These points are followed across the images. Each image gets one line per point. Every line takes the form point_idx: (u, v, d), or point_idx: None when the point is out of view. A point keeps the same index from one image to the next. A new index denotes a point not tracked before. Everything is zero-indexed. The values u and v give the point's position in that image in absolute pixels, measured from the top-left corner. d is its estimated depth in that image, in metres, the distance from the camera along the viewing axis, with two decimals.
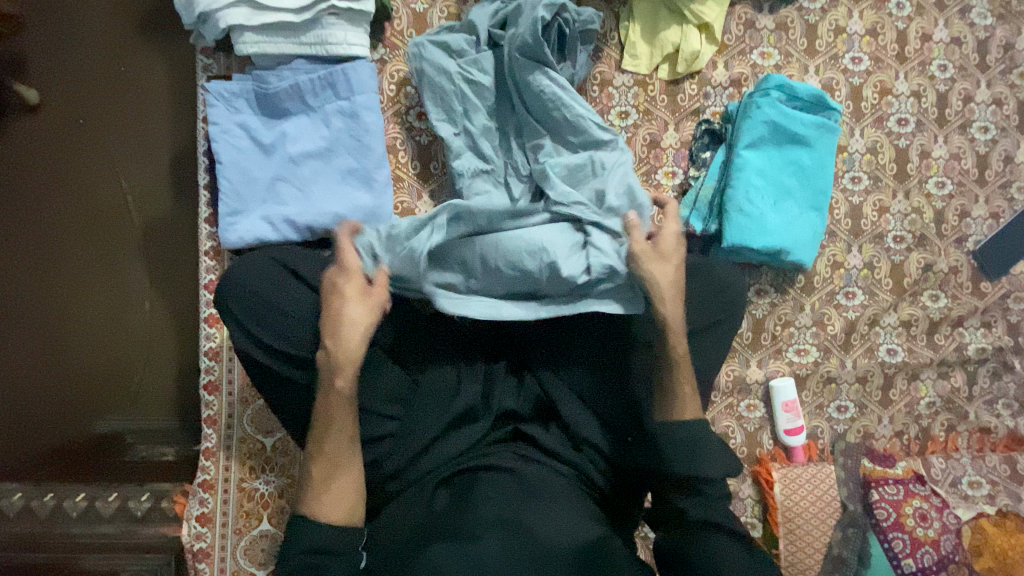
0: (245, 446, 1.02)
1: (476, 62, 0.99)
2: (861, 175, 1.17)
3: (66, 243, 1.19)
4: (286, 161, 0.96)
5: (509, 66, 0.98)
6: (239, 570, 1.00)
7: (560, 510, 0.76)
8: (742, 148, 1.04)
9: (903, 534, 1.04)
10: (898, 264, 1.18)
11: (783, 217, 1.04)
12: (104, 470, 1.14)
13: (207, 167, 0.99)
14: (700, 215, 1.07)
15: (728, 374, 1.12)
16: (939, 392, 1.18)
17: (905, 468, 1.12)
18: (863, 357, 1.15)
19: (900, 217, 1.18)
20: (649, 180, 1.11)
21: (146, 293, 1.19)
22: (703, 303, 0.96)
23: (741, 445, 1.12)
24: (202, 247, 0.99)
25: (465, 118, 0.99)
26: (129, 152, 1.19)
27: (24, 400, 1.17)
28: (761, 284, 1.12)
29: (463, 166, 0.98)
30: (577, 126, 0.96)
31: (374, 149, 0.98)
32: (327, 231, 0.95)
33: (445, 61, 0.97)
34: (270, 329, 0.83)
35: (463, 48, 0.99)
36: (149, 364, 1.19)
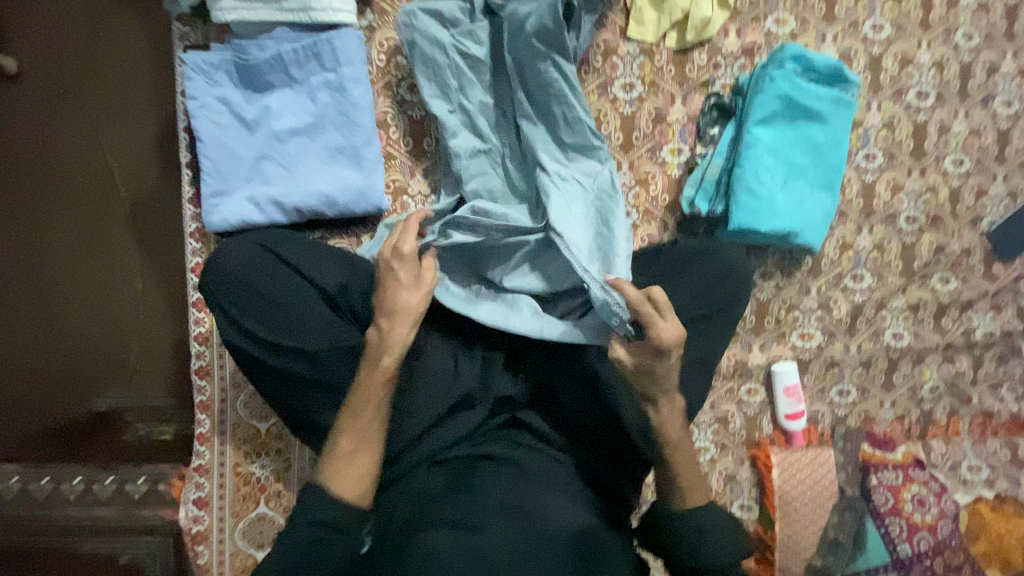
0: (240, 431, 1.01)
1: (471, 33, 0.92)
2: (875, 152, 1.12)
3: (50, 218, 1.14)
4: (270, 139, 0.91)
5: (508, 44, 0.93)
6: (239, 551, 1.01)
7: (559, 499, 0.75)
8: (753, 125, 0.99)
9: (900, 519, 1.04)
10: (910, 245, 1.14)
11: (793, 197, 0.99)
12: (104, 448, 1.12)
13: (189, 145, 0.94)
14: (707, 195, 1.02)
15: (729, 358, 1.10)
16: (943, 376, 1.16)
17: (905, 453, 1.11)
18: (868, 341, 1.13)
19: (913, 196, 1.14)
20: (654, 156, 1.06)
21: (140, 269, 1.14)
22: (707, 290, 0.93)
23: (740, 429, 1.11)
24: (187, 229, 0.96)
25: (460, 94, 0.94)
26: (109, 123, 1.13)
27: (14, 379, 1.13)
28: (767, 266, 1.09)
29: (460, 145, 0.93)
30: (583, 121, 0.93)
31: (363, 125, 0.93)
32: (316, 212, 0.91)
33: (438, 31, 0.91)
34: (261, 318, 0.80)
35: (456, 17, 0.92)
36: (145, 340, 1.14)
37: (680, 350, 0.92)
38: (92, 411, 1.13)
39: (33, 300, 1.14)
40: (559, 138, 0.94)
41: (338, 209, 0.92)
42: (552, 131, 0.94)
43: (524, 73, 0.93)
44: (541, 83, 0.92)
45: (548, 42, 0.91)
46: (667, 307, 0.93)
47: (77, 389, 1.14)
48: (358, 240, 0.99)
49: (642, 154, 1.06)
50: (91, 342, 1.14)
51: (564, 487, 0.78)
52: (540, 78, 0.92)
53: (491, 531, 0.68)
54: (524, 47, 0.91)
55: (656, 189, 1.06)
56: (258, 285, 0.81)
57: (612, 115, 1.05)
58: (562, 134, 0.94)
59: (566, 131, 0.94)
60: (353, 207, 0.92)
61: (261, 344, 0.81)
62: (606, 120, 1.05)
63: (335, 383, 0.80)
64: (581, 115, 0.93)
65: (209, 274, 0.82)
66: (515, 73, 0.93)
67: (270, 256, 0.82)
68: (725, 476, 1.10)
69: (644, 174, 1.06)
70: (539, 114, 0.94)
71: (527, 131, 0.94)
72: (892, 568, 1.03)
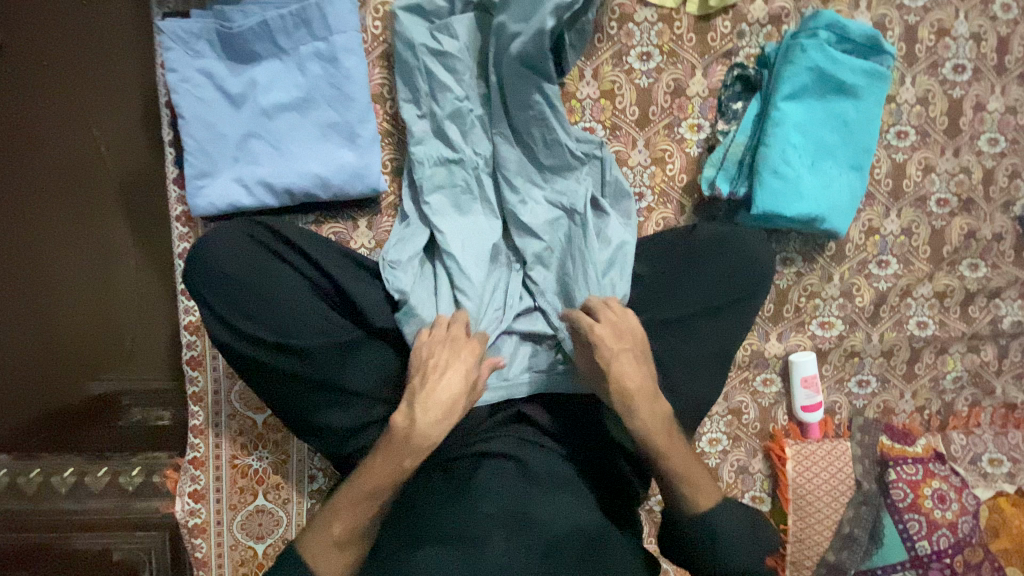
0: (235, 423, 0.97)
1: (449, 30, 0.86)
2: (908, 130, 1.04)
3: (31, 197, 1.07)
4: (257, 115, 0.84)
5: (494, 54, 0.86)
6: (237, 544, 0.98)
7: (564, 506, 0.70)
8: (781, 100, 0.91)
9: (920, 516, 1.00)
10: (939, 230, 1.07)
11: (820, 179, 0.92)
12: (95, 438, 1.08)
13: (171, 122, 0.87)
14: (729, 176, 0.94)
15: (745, 348, 1.05)
16: (967, 366, 1.12)
17: (925, 446, 1.07)
18: (891, 330, 1.08)
19: (946, 177, 1.07)
20: (671, 134, 0.99)
21: (132, 250, 1.09)
22: (724, 279, 0.88)
23: (754, 420, 1.07)
24: (173, 212, 0.90)
25: (430, 99, 0.87)
26: (88, 95, 1.05)
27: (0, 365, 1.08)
28: (788, 252, 1.03)
29: (423, 153, 0.87)
30: (564, 142, 0.87)
31: (358, 100, 0.86)
32: (308, 194, 0.85)
33: (414, 29, 0.86)
34: (254, 316, 0.76)
35: (439, 10, 0.87)
36: (140, 324, 1.10)
37: (697, 344, 0.87)
38: (86, 396, 1.09)
39: (14, 283, 1.08)
40: (537, 158, 0.89)
41: (332, 191, 0.86)
42: (531, 150, 0.88)
43: (504, 87, 0.87)
44: (522, 102, 0.86)
45: (533, 63, 0.84)
46: (684, 298, 0.88)
47: (68, 374, 1.09)
48: (355, 224, 0.93)
49: (658, 131, 0.99)
50: (82, 326, 1.09)
51: (573, 489, 0.73)
52: (521, 96, 0.86)
53: (495, 545, 0.64)
54: (507, 54, 0.85)
55: (673, 168, 1.00)
56: (249, 280, 0.76)
57: (627, 88, 0.97)
58: (540, 154, 0.88)
59: (544, 152, 0.88)
60: (348, 189, 0.86)
61: (251, 341, 0.76)
62: (621, 94, 0.98)
63: (334, 380, 0.78)
64: (561, 137, 0.87)
65: (192, 266, 0.76)
66: (496, 87, 0.87)
67: (262, 249, 0.78)
68: (737, 468, 1.07)
69: (660, 153, 0.99)
70: (517, 130, 0.88)
71: (501, 144, 0.88)
72: (910, 566, 0.99)
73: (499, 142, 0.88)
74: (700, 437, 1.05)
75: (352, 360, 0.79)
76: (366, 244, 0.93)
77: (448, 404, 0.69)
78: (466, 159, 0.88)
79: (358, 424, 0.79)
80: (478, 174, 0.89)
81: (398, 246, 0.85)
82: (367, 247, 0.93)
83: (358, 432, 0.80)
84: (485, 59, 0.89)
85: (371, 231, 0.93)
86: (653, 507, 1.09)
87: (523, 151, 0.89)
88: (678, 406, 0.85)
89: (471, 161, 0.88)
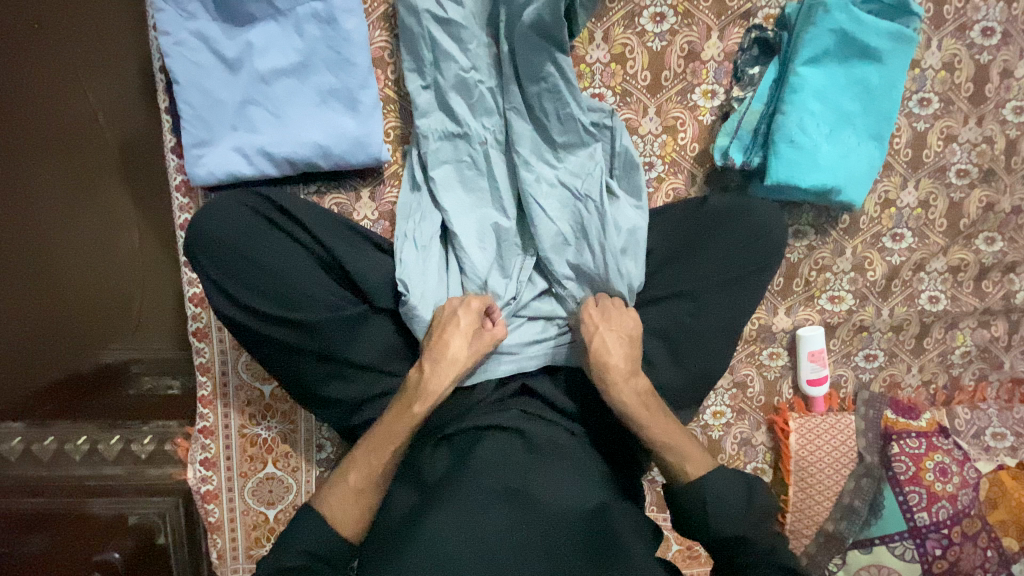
0: (243, 393, 0.98)
1: None
2: (931, 97, 1.00)
3: (28, 164, 1.05)
4: (255, 80, 0.81)
5: (504, 23, 0.82)
6: (249, 509, 1.01)
7: (569, 477, 0.71)
8: (800, 65, 0.87)
9: (920, 488, 1.00)
10: (957, 202, 1.04)
11: (838, 150, 0.89)
12: (107, 405, 1.10)
13: (166, 88, 0.84)
14: (743, 144, 0.91)
15: (753, 322, 1.03)
16: (976, 341, 1.11)
17: (930, 420, 1.07)
18: (902, 304, 1.06)
19: (967, 147, 1.03)
20: (684, 100, 0.95)
21: (133, 220, 1.08)
22: (733, 253, 0.87)
23: (759, 394, 1.07)
24: (173, 181, 0.88)
25: (436, 68, 0.84)
26: (85, 60, 1.02)
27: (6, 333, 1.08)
28: (800, 224, 1.01)
29: (429, 126, 0.85)
30: (576, 116, 0.84)
31: (358, 64, 0.83)
32: (309, 164, 0.83)
33: None
34: (256, 290, 0.76)
35: None
36: (146, 293, 1.10)
37: (704, 318, 0.86)
38: (98, 364, 1.10)
39: (15, 254, 1.06)
40: (548, 134, 0.86)
41: (333, 160, 0.83)
42: (541, 124, 0.85)
43: (513, 57, 0.83)
44: (532, 73, 0.83)
45: (545, 31, 0.81)
46: (693, 273, 0.87)
47: (84, 341, 1.10)
48: (357, 195, 0.91)
49: (670, 97, 0.95)
50: (91, 296, 1.10)
51: (579, 466, 0.73)
52: (531, 68, 0.82)
53: (499, 520, 0.65)
54: (517, 24, 0.81)
55: (685, 137, 0.96)
56: (252, 254, 0.75)
57: (639, 51, 0.93)
58: (551, 129, 0.85)
59: (556, 127, 0.85)
60: (350, 158, 0.84)
61: (255, 314, 0.76)
62: (632, 58, 0.93)
63: (337, 353, 0.78)
64: (573, 110, 0.84)
65: (192, 240, 0.75)
66: (506, 59, 0.83)
67: (262, 222, 0.76)
68: (740, 440, 1.07)
69: (672, 121, 0.96)
70: (527, 103, 0.84)
71: (510, 119, 0.85)
72: (908, 536, 0.99)
73: (508, 116, 0.85)
74: (704, 410, 1.05)
75: (356, 339, 0.79)
76: (369, 215, 0.91)
77: (454, 358, 0.74)
78: (473, 134, 0.85)
79: (366, 397, 0.80)
80: (486, 149, 0.86)
81: (417, 222, 0.85)
82: (370, 219, 0.91)
83: (366, 403, 0.81)
84: (494, 24, 0.84)
85: (374, 202, 0.91)
86: (656, 477, 1.08)
87: (533, 126, 0.86)
88: (683, 378, 0.86)
89: (479, 136, 0.85)
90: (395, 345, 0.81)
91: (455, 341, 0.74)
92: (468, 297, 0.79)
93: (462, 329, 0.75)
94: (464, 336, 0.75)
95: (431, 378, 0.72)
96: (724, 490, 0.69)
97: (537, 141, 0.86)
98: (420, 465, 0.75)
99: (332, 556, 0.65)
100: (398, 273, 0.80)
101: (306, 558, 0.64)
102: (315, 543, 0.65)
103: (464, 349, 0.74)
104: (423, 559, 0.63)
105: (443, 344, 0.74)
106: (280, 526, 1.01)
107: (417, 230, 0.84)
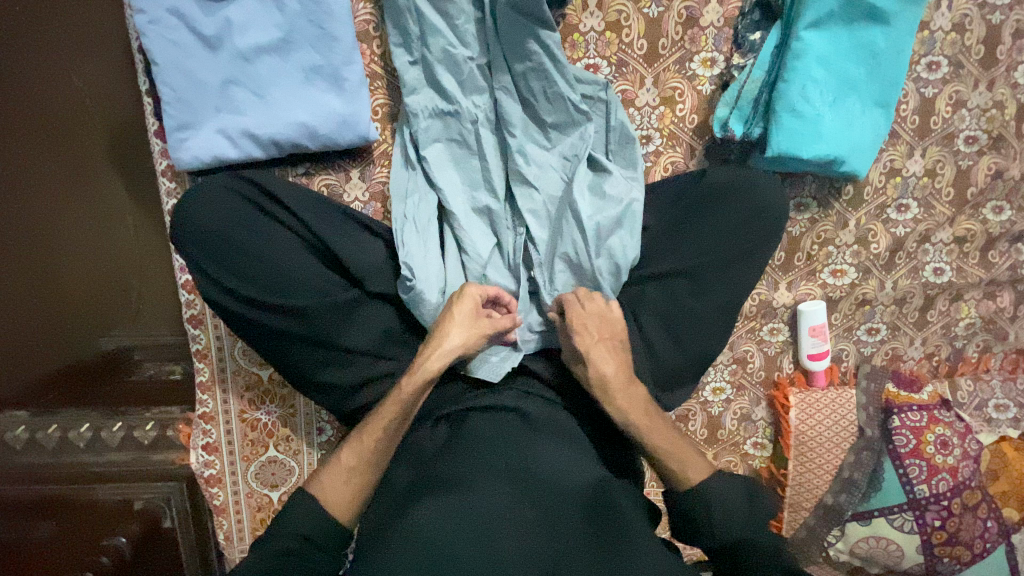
0: (241, 379, 0.97)
1: None
2: (940, 61, 0.95)
3: (22, 156, 1.06)
4: (235, 58, 0.78)
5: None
6: (253, 492, 1.01)
7: (565, 451, 0.72)
8: (803, 29, 0.83)
9: (921, 461, 0.99)
10: (966, 170, 1.01)
11: (841, 118, 0.86)
12: (107, 391, 1.11)
13: (145, 69, 0.81)
14: (743, 115, 0.88)
15: (753, 298, 1.02)
16: (981, 313, 1.09)
17: (932, 393, 1.06)
18: (906, 277, 1.04)
19: (977, 112, 0.99)
20: (682, 70, 0.92)
21: (127, 207, 1.11)
22: (728, 226, 0.85)
23: (759, 369, 1.06)
24: (158, 166, 0.85)
25: (422, 42, 0.81)
26: (75, 47, 1.04)
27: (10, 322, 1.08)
28: (802, 197, 0.98)
29: (418, 104, 0.82)
30: (567, 95, 0.82)
31: (341, 39, 0.80)
32: (295, 145, 0.81)
33: None
34: (244, 276, 0.74)
35: None
36: (145, 281, 1.13)
37: (704, 296, 0.85)
38: (100, 352, 1.14)
39: (19, 243, 1.08)
40: (538, 115, 0.83)
41: (320, 141, 0.81)
42: (530, 105, 0.83)
43: (500, 33, 0.80)
44: (518, 51, 0.80)
45: (530, 8, 0.78)
46: (693, 248, 0.85)
47: (86, 330, 1.13)
48: (347, 176, 0.89)
49: (668, 67, 0.92)
50: (92, 283, 1.13)
51: (575, 442, 0.75)
52: (518, 46, 0.80)
53: (500, 489, 0.65)
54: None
55: (684, 109, 0.93)
56: (238, 239, 0.73)
57: (635, 18, 0.89)
58: (541, 109, 0.83)
59: (545, 107, 0.83)
60: (337, 138, 0.82)
61: (245, 301, 0.75)
62: (628, 26, 0.89)
63: (331, 337, 0.77)
64: (563, 89, 0.81)
65: (175, 226, 0.73)
66: (492, 36, 0.80)
67: (246, 204, 0.75)
68: (739, 416, 1.07)
69: (670, 92, 0.92)
70: (516, 82, 0.82)
71: (499, 99, 0.83)
72: (906, 508, 0.99)
73: (497, 97, 0.83)
74: (703, 386, 1.05)
75: (349, 323, 0.78)
76: (360, 197, 0.89)
77: (446, 339, 0.74)
78: (463, 112, 0.83)
79: (361, 380, 0.80)
80: (475, 129, 0.84)
81: (415, 204, 0.83)
82: (361, 201, 0.89)
83: (362, 387, 0.80)
84: None
85: (364, 183, 0.89)
86: None
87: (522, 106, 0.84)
88: (681, 356, 0.85)
89: (469, 115, 0.83)
90: (390, 331, 0.81)
91: (460, 324, 0.75)
92: (464, 287, 0.78)
93: (466, 312, 0.76)
94: (468, 319, 0.76)
95: (427, 358, 0.73)
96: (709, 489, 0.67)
97: (528, 121, 0.84)
98: (419, 447, 0.75)
99: (327, 541, 0.65)
100: (402, 255, 0.79)
101: (298, 541, 0.64)
102: (310, 526, 0.65)
103: (471, 329, 0.75)
104: (419, 535, 0.60)
105: (449, 325, 0.75)
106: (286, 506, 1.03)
107: (413, 215, 0.82)
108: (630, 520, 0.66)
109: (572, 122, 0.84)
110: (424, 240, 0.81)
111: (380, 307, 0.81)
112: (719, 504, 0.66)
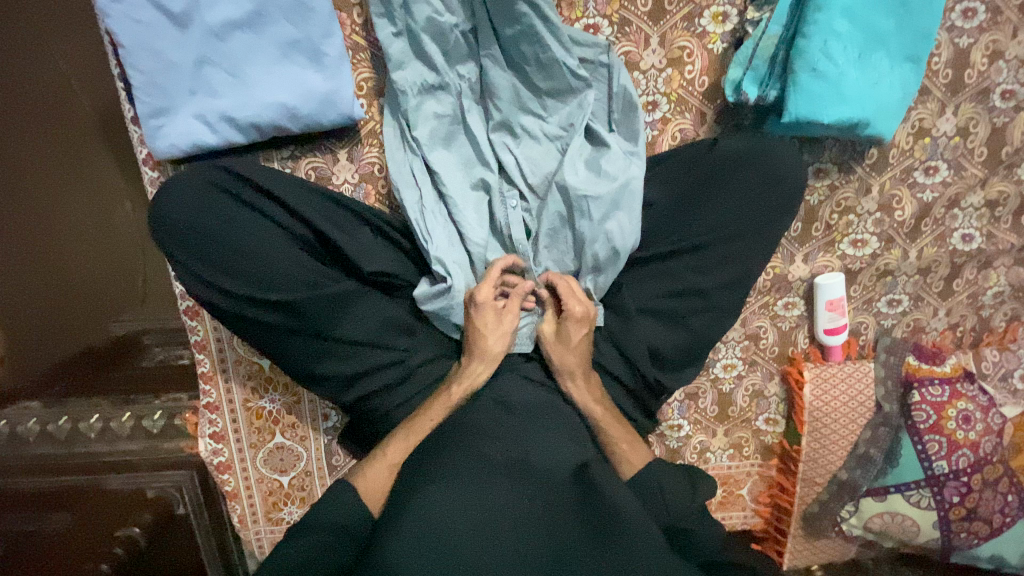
0: (242, 368, 0.96)
1: None
2: (977, 7, 0.86)
3: (16, 146, 1.07)
4: (207, 35, 0.72)
5: None
6: (263, 477, 1.01)
7: (562, 441, 0.71)
8: None
9: (941, 436, 0.96)
10: (1001, 128, 0.93)
11: (866, 76, 0.78)
12: (120, 381, 1.11)
13: (115, 52, 0.76)
14: (757, 76, 0.81)
15: (768, 272, 0.97)
16: (1010, 281, 1.04)
17: (954, 365, 1.01)
18: (932, 245, 0.98)
19: (1016, 64, 0.90)
20: (692, 26, 0.84)
21: (124, 189, 1.10)
22: (744, 204, 0.79)
23: (773, 345, 1.02)
24: (139, 154, 0.82)
25: (407, 10, 0.74)
26: (58, 26, 1.02)
27: (30, 314, 1.13)
28: (822, 163, 0.91)
29: (407, 80, 0.76)
30: (561, 61, 0.75)
31: (317, 9, 0.75)
32: (277, 127, 0.76)
33: None
34: (227, 271, 0.71)
35: None
36: (149, 265, 1.12)
37: (710, 274, 0.81)
38: (110, 337, 1.14)
39: (17, 246, 1.10)
40: (531, 83, 0.78)
41: (302, 122, 0.76)
42: (522, 72, 0.78)
43: None
44: (506, 14, 0.74)
45: None
46: (699, 226, 0.80)
47: (91, 316, 1.14)
48: (335, 157, 0.84)
49: (676, 24, 0.84)
50: (94, 271, 1.13)
51: (572, 432, 0.74)
52: (505, 9, 0.74)
53: (498, 489, 0.63)
54: None
55: (693, 70, 0.86)
56: (223, 234, 0.70)
57: None
58: (533, 77, 0.77)
59: (537, 74, 0.77)
60: (321, 118, 0.77)
61: (233, 297, 0.72)
62: None
63: (325, 330, 0.75)
64: (557, 53, 0.75)
65: (154, 223, 0.70)
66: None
67: (225, 197, 0.71)
68: (752, 392, 1.04)
69: (678, 52, 0.85)
70: (506, 48, 0.76)
71: (487, 68, 0.78)
72: (924, 485, 0.97)
73: (485, 65, 0.77)
74: (713, 363, 1.01)
75: (343, 313, 0.76)
76: (349, 178, 0.85)
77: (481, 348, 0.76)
78: (450, 84, 0.78)
79: (363, 373, 0.78)
80: (464, 101, 0.79)
81: (415, 190, 0.79)
82: (351, 182, 0.85)
83: (359, 379, 0.79)
84: None
85: (353, 164, 0.85)
86: (667, 432, 1.04)
87: (513, 74, 0.78)
88: (686, 336, 0.83)
89: (456, 87, 0.78)
90: (389, 321, 0.79)
91: (487, 339, 0.76)
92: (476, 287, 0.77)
93: (486, 317, 0.77)
94: (490, 323, 0.77)
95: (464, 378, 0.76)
96: (669, 480, 0.74)
97: (521, 91, 0.78)
98: (431, 436, 0.73)
99: (357, 529, 0.66)
100: (433, 254, 0.77)
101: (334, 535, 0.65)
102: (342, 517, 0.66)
103: (498, 338, 0.77)
104: (418, 527, 0.60)
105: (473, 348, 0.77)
106: (298, 490, 1.03)
107: (416, 206, 0.78)
108: (622, 506, 0.64)
109: (567, 89, 0.78)
110: (435, 228, 0.78)
111: (374, 297, 0.79)
112: (671, 498, 0.72)
